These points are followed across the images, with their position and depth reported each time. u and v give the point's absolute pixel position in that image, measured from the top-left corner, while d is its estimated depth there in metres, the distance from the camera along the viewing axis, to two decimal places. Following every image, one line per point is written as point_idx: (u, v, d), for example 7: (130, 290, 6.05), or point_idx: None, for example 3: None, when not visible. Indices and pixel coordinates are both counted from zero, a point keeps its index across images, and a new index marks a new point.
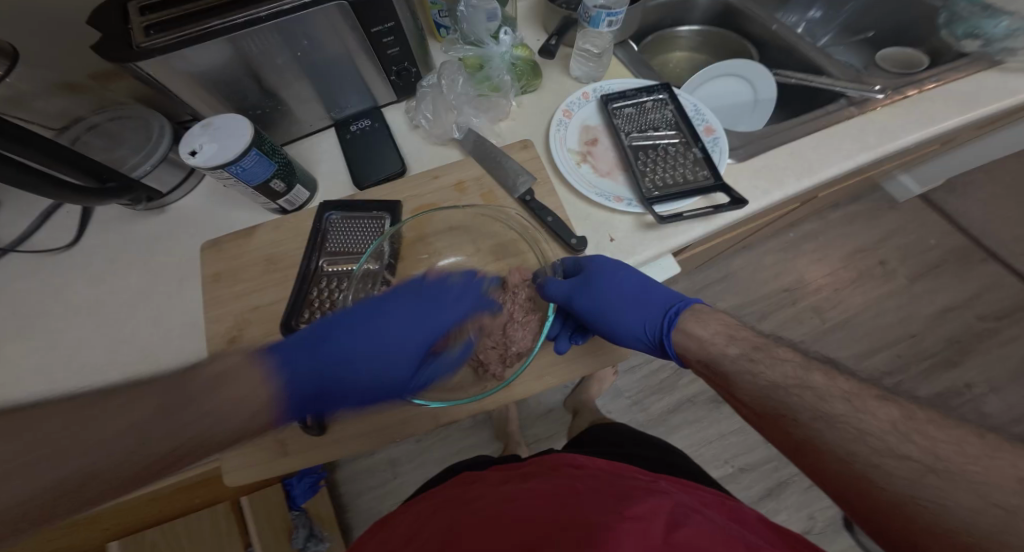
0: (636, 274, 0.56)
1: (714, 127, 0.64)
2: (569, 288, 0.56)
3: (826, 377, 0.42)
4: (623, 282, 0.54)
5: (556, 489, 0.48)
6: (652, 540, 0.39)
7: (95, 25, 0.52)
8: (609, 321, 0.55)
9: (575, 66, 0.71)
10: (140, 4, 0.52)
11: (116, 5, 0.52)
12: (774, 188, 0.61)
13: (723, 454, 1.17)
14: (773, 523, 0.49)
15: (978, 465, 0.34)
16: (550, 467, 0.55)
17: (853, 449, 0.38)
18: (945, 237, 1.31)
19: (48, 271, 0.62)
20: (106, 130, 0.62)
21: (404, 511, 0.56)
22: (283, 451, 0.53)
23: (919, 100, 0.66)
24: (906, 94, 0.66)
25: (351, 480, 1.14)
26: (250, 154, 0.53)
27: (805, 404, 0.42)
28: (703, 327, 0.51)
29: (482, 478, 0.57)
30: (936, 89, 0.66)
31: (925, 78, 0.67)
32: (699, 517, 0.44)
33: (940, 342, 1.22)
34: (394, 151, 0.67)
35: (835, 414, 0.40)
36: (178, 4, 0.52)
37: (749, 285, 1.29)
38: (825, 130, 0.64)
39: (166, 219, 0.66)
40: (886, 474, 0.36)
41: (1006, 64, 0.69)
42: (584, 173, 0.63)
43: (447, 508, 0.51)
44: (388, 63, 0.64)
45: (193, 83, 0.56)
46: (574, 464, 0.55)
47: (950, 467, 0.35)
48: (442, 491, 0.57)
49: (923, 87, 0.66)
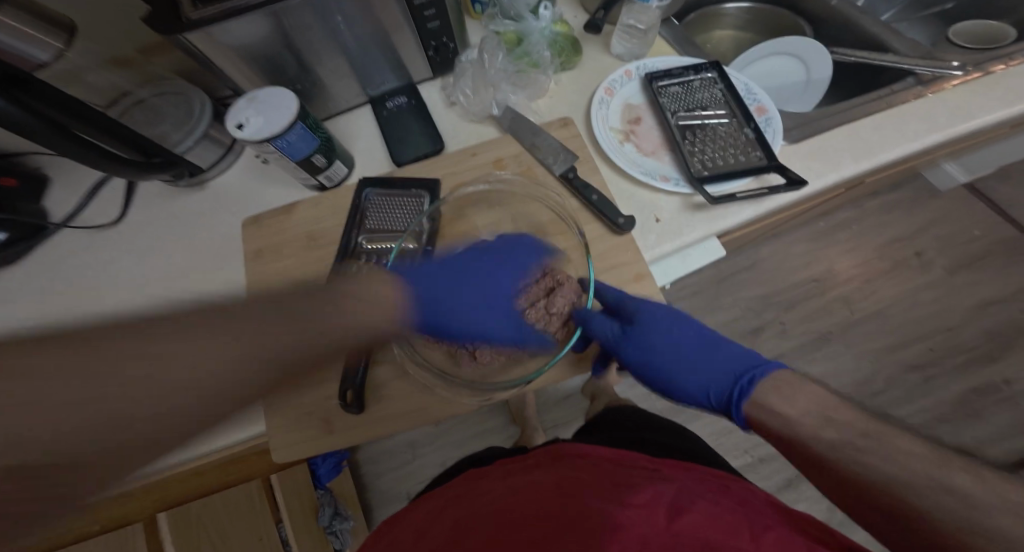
0: (692, 327, 0.55)
1: (766, 107, 0.62)
2: (617, 328, 0.53)
3: None
4: (681, 337, 0.53)
5: (560, 481, 0.48)
6: (656, 528, 0.38)
7: None
8: (670, 383, 0.55)
9: (616, 43, 0.69)
10: None
11: None
12: (831, 169, 0.58)
13: (743, 445, 1.16)
14: (783, 505, 0.48)
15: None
16: (555, 457, 0.54)
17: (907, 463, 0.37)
18: (987, 229, 1.26)
19: (94, 247, 0.63)
20: (149, 105, 0.62)
21: (420, 504, 0.56)
22: (326, 427, 0.54)
23: (1004, 76, 0.62)
24: (991, 71, 0.62)
25: (373, 459, 1.15)
26: (295, 127, 0.52)
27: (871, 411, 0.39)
28: (789, 405, 0.45)
29: (491, 472, 0.56)
30: (1019, 65, 0.62)
31: (1009, 53, 0.63)
32: (709, 502, 0.43)
33: (975, 336, 1.18)
34: (432, 129, 0.66)
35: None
36: None
37: (777, 276, 1.25)
38: (889, 110, 0.61)
39: (205, 196, 0.66)
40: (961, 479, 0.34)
41: None
42: (628, 152, 0.62)
43: (455, 503, 0.50)
44: (427, 38, 0.62)
45: (234, 56, 0.55)
46: (578, 452, 0.55)
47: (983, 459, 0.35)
48: (454, 485, 0.56)
49: (1007, 63, 0.62)
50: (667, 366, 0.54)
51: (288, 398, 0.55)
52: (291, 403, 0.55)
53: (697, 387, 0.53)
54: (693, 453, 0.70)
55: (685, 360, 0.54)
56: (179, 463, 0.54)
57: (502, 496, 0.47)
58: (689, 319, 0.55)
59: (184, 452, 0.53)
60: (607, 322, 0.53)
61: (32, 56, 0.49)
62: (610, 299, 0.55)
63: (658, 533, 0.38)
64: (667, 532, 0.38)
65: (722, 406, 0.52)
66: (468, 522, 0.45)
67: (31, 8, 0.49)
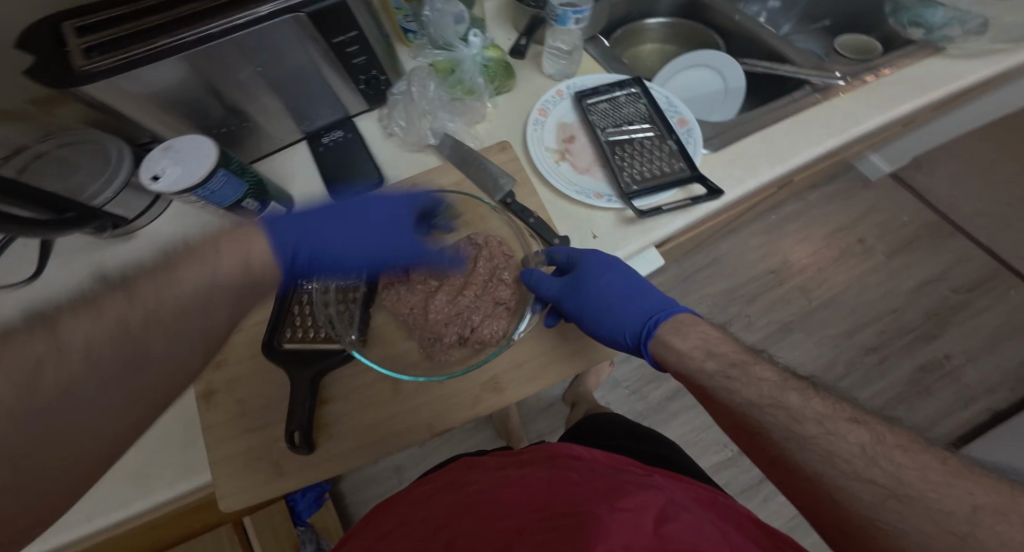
0: (623, 276, 0.54)
1: (687, 119, 0.65)
2: (558, 285, 0.55)
3: (801, 397, 0.40)
4: (607, 283, 0.53)
5: (551, 480, 0.47)
6: (644, 527, 0.38)
7: (27, 48, 0.49)
8: (591, 325, 0.55)
9: (548, 64, 0.71)
10: (72, 23, 0.49)
11: (47, 25, 0.49)
12: (748, 176, 0.61)
13: (721, 438, 1.18)
14: (762, 520, 0.47)
15: (938, 492, 0.33)
16: (547, 457, 0.54)
17: (823, 470, 0.37)
18: (917, 214, 1.34)
19: (15, 305, 0.60)
20: (60, 158, 0.59)
21: (406, 493, 0.54)
22: (277, 471, 0.53)
23: (871, 88, 0.66)
24: (867, 80, 0.67)
25: (356, 489, 1.13)
26: (218, 174, 0.51)
27: (778, 425, 0.40)
28: None
29: (479, 463, 0.55)
30: (890, 75, 0.67)
31: (881, 63, 0.68)
32: (693, 514, 0.43)
33: (918, 316, 1.24)
34: (371, 161, 0.66)
35: (806, 436, 0.38)
36: (118, 23, 0.50)
37: (735, 270, 1.30)
38: (790, 118, 0.65)
39: (135, 245, 0.63)
40: (850, 496, 0.35)
41: (948, 50, 0.69)
42: (564, 171, 0.63)
43: (444, 493, 0.50)
44: (356, 73, 0.63)
45: (150, 104, 0.54)
46: (569, 454, 0.54)
47: (911, 493, 0.33)
48: (443, 474, 0.56)
49: (879, 73, 0.67)
50: (594, 315, 0.54)
51: (236, 446, 0.53)
52: (239, 453, 0.53)
53: (617, 330, 0.54)
54: (669, 460, 0.71)
55: (586, 310, 0.54)
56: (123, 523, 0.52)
57: (488, 490, 0.47)
58: (620, 263, 0.55)
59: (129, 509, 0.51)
60: (555, 280, 0.56)
61: None
62: (561, 258, 0.58)
63: (644, 534, 0.37)
64: (654, 534, 0.38)
65: (636, 344, 0.54)
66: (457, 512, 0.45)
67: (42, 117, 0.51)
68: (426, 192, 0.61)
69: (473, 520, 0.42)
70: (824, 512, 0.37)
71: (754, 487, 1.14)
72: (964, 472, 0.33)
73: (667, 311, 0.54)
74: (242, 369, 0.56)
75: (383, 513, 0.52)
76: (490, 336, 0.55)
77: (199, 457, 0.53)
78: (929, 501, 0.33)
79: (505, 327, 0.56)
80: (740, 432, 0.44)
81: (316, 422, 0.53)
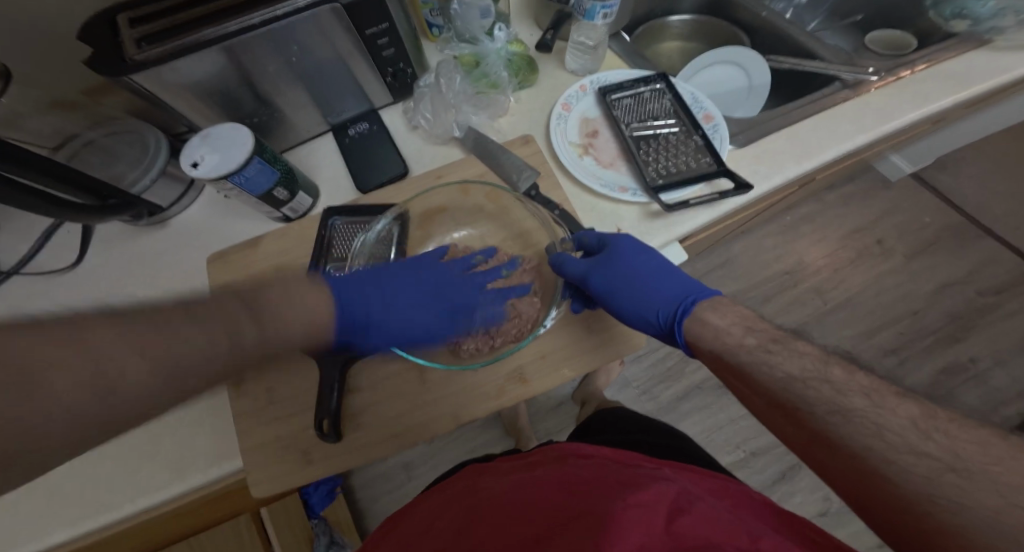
0: (655, 258, 0.55)
1: (712, 114, 0.65)
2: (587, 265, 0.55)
3: (845, 372, 0.40)
4: (639, 261, 0.53)
5: (567, 477, 0.48)
6: (654, 525, 0.38)
7: (80, 39, 0.51)
8: (621, 304, 0.54)
9: (571, 60, 0.71)
10: (127, 16, 0.51)
11: (103, 18, 0.52)
12: (776, 172, 0.61)
13: (735, 439, 1.18)
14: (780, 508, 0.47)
15: (1003, 466, 0.32)
16: (558, 456, 0.54)
17: (871, 442, 0.36)
18: (938, 215, 1.32)
19: (50, 291, 0.61)
20: (99, 146, 0.60)
21: (422, 501, 0.55)
22: (306, 458, 0.53)
23: (910, 81, 0.66)
24: (899, 76, 0.66)
25: (368, 484, 1.14)
26: (252, 162, 0.52)
27: (821, 399, 0.39)
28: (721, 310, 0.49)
29: (492, 468, 0.56)
30: (923, 70, 0.67)
31: (914, 59, 0.67)
32: (709, 504, 0.42)
33: (940, 318, 1.23)
34: (396, 153, 0.67)
35: (851, 408, 0.38)
36: (167, 15, 0.52)
37: (750, 270, 1.29)
38: (819, 114, 0.64)
39: (167, 234, 0.64)
40: (903, 470, 0.34)
41: (998, 41, 0.69)
42: (588, 165, 0.63)
43: (460, 497, 0.50)
44: (384, 65, 0.63)
45: (186, 94, 0.55)
46: (580, 452, 0.54)
47: (970, 467, 0.32)
48: (459, 480, 0.56)
49: (913, 68, 0.67)
50: (626, 294, 0.53)
51: (265, 433, 0.54)
52: (268, 439, 0.54)
53: (649, 309, 0.53)
54: (687, 454, 0.71)
55: (619, 288, 0.52)
56: (155, 507, 0.53)
57: (507, 492, 0.47)
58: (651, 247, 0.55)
59: (162, 493, 0.51)
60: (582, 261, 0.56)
61: None
62: (591, 241, 0.57)
63: (655, 532, 0.37)
64: (665, 531, 0.37)
65: (669, 324, 0.53)
66: (473, 514, 0.45)
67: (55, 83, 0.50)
68: (452, 183, 0.61)
69: (493, 522, 0.43)
70: (869, 489, 0.36)
71: (770, 489, 1.14)
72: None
73: (701, 292, 0.53)
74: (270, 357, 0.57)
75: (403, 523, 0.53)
76: (516, 329, 0.56)
77: (228, 443, 0.54)
78: (991, 475, 0.32)
79: (536, 317, 0.57)
80: (776, 412, 0.43)
81: (343, 411, 0.54)
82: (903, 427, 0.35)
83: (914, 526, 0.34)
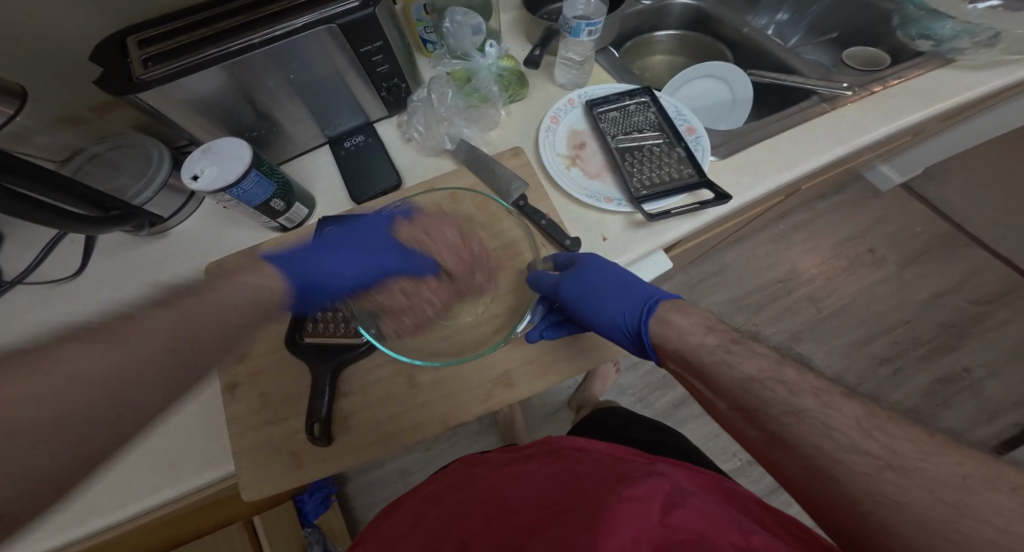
0: (621, 274, 0.56)
1: (695, 127, 0.67)
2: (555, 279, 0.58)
3: (796, 371, 0.42)
4: (603, 272, 0.55)
5: (556, 473, 0.49)
6: (649, 518, 0.39)
7: (93, 61, 0.54)
8: (587, 314, 0.55)
9: (560, 74, 0.73)
10: (137, 38, 0.54)
11: (114, 40, 0.55)
12: (756, 182, 0.63)
13: (729, 447, 1.18)
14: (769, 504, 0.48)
15: (929, 461, 0.34)
16: (551, 450, 0.55)
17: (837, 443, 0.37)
18: (930, 224, 1.34)
19: (55, 299, 0.63)
20: (106, 159, 0.63)
21: (415, 492, 0.57)
22: (297, 462, 0.55)
23: (882, 97, 0.68)
24: (872, 91, 0.68)
25: (363, 492, 1.15)
26: (250, 175, 0.54)
27: (794, 393, 0.40)
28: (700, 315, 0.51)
29: (485, 460, 0.57)
30: (898, 85, 0.69)
31: (889, 75, 0.70)
32: (699, 498, 0.44)
33: (934, 327, 1.24)
34: (390, 165, 0.69)
35: (803, 409, 0.39)
36: (174, 37, 0.55)
37: (742, 279, 1.31)
38: (797, 126, 0.67)
39: (167, 243, 0.66)
40: (847, 470, 0.36)
41: (958, 62, 0.71)
42: (574, 176, 0.65)
43: (454, 490, 0.52)
44: (378, 80, 0.65)
45: (188, 109, 0.57)
46: (574, 445, 0.56)
47: (905, 464, 0.34)
48: (452, 472, 0.58)
49: (887, 83, 0.69)
50: (589, 304, 0.54)
51: (258, 437, 0.55)
52: (261, 442, 0.55)
53: (615, 317, 0.55)
54: (676, 448, 0.72)
55: (587, 300, 0.53)
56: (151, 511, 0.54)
57: (499, 484, 0.49)
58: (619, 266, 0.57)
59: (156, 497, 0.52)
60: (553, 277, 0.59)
61: None
62: (564, 259, 0.60)
63: (650, 524, 0.38)
64: (659, 524, 0.38)
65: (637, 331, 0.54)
66: (462, 510, 0.47)
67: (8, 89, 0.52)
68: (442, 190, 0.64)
69: (481, 519, 0.44)
70: (817, 491, 0.38)
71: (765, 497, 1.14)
72: (953, 446, 0.35)
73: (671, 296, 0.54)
74: (265, 363, 0.58)
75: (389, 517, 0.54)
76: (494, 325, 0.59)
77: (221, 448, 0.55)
78: (922, 471, 0.34)
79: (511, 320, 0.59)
80: (739, 416, 0.43)
81: (334, 416, 0.55)
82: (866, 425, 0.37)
83: (861, 526, 0.35)
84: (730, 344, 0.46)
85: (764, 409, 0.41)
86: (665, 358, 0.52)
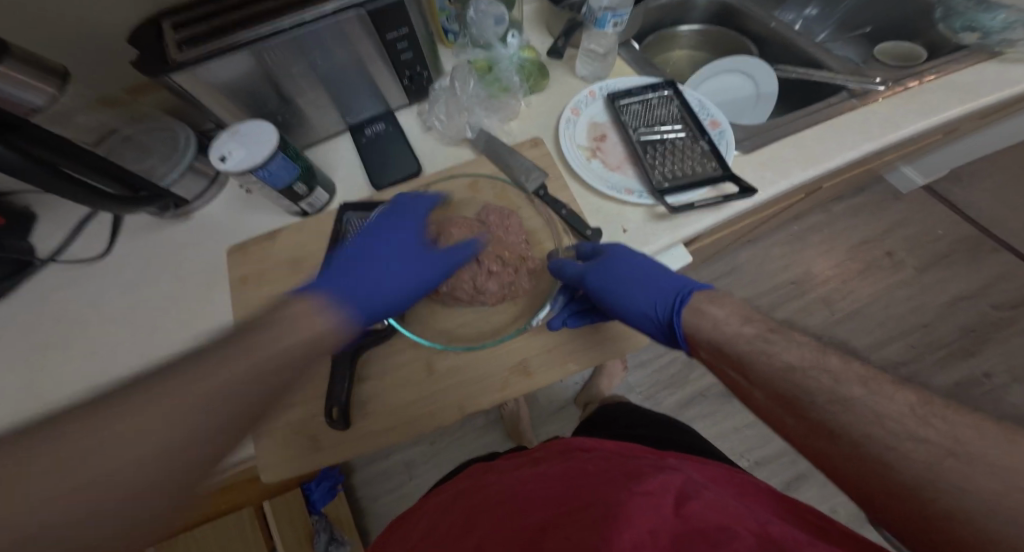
0: (649, 263, 0.56)
1: (719, 121, 0.66)
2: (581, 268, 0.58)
3: (842, 360, 0.41)
4: (632, 261, 0.55)
5: (565, 473, 0.49)
6: (666, 510, 0.39)
7: (131, 44, 0.55)
8: (615, 302, 0.55)
9: (581, 66, 0.73)
10: (171, 21, 0.55)
11: (150, 24, 0.55)
12: (781, 177, 0.63)
13: (738, 448, 1.18)
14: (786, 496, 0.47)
15: (964, 454, 0.34)
16: (559, 451, 0.55)
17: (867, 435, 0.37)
18: (950, 228, 1.32)
19: (81, 278, 0.64)
20: (134, 141, 0.64)
21: (427, 503, 0.56)
22: (316, 444, 0.55)
23: (920, 91, 0.67)
24: (909, 85, 0.67)
25: (370, 482, 1.15)
26: (276, 158, 0.55)
27: (831, 386, 0.40)
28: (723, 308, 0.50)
29: (495, 466, 0.57)
30: (935, 80, 0.68)
31: (924, 70, 0.69)
32: (714, 491, 0.44)
33: (952, 332, 1.23)
34: (412, 152, 0.69)
35: (850, 398, 0.39)
36: (207, 21, 0.55)
37: (757, 280, 1.30)
38: (825, 122, 0.66)
39: (191, 226, 0.67)
40: (903, 456, 0.35)
41: (1008, 53, 0.70)
42: (596, 168, 0.65)
43: (465, 497, 0.51)
44: (401, 68, 0.66)
45: (217, 92, 0.58)
46: (581, 446, 0.56)
47: (970, 450, 0.34)
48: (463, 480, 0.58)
49: (922, 78, 0.68)
50: (619, 292, 0.54)
51: (276, 418, 0.56)
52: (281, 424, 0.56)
53: (645, 306, 0.54)
54: (687, 443, 0.72)
55: (613, 288, 0.53)
56: None
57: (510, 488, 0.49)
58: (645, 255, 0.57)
59: None
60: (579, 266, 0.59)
61: (27, 101, 0.48)
62: (587, 249, 0.60)
63: (668, 517, 0.38)
64: (676, 516, 0.38)
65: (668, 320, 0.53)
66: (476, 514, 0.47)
67: (23, 54, 0.47)
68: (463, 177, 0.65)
69: (492, 523, 0.44)
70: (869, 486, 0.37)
71: None
72: (1012, 436, 0.34)
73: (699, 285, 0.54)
74: None
75: (412, 519, 0.55)
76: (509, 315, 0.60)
77: None
78: (960, 463, 0.33)
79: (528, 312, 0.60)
80: (777, 406, 0.43)
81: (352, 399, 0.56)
82: (900, 416, 0.37)
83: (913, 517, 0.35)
84: (753, 337, 0.46)
85: (806, 398, 0.41)
86: (696, 348, 0.52)
